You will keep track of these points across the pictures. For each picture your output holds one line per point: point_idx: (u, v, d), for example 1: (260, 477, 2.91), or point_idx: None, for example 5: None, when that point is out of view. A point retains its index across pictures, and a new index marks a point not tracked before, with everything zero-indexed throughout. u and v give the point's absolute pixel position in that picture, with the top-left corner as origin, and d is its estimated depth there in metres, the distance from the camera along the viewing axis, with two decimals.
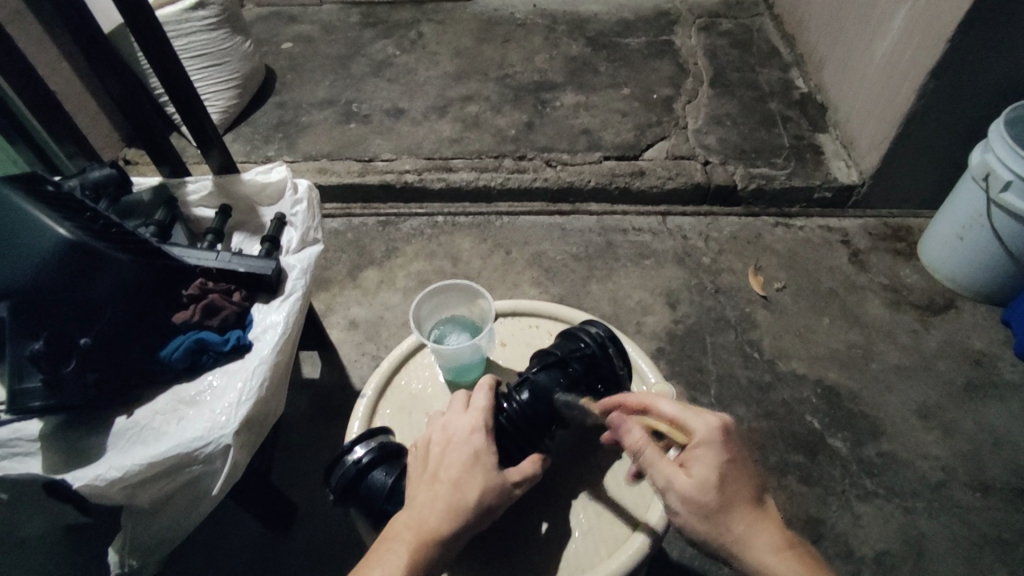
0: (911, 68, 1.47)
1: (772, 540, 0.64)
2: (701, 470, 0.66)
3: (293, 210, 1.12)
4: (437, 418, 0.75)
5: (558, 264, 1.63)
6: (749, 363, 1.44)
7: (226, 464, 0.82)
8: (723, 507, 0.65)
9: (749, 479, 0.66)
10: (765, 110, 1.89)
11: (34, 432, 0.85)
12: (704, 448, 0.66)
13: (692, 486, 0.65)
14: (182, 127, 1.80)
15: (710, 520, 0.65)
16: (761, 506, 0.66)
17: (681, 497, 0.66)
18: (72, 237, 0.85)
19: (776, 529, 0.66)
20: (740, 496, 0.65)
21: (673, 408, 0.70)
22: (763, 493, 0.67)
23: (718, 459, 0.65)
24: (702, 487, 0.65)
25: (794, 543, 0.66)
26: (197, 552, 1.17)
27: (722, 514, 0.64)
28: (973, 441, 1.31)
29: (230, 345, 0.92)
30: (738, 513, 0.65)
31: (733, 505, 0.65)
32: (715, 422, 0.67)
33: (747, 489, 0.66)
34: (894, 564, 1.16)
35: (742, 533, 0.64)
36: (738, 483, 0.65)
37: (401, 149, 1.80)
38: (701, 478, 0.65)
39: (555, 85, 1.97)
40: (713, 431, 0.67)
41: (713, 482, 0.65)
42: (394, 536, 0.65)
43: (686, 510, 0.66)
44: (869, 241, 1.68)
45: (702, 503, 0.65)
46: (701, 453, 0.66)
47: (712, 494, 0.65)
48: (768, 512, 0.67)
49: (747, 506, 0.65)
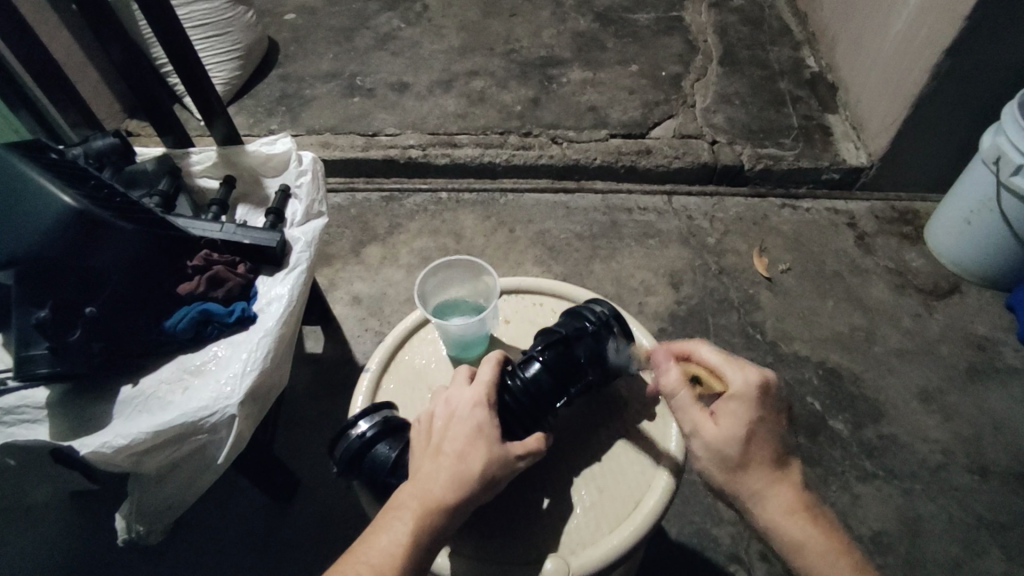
0: (924, 49, 1.44)
1: (785, 502, 0.66)
2: (728, 424, 0.68)
3: (298, 181, 1.11)
4: (439, 393, 0.75)
5: (562, 242, 1.62)
6: (751, 344, 1.44)
7: (231, 434, 0.83)
8: (744, 461, 0.67)
9: (777, 440, 0.68)
10: (774, 89, 1.86)
11: (41, 400, 0.86)
12: (738, 401, 0.68)
13: (717, 436, 0.68)
14: (184, 99, 1.77)
15: (729, 472, 0.67)
16: (785, 466, 0.68)
17: (706, 445, 0.69)
18: (77, 206, 0.85)
19: (794, 489, 0.67)
20: (763, 454, 0.67)
21: (717, 359, 0.72)
22: (788, 454, 0.68)
23: (747, 416, 0.67)
24: (725, 439, 0.67)
25: (810, 506, 0.67)
26: (202, 521, 1.18)
27: (742, 468, 0.67)
28: (973, 424, 1.32)
29: (235, 317, 0.92)
30: (756, 469, 0.67)
31: (753, 461, 0.67)
32: (754, 378, 0.69)
33: (771, 448, 0.67)
34: (890, 544, 1.18)
35: (757, 489, 0.67)
36: (764, 441, 0.67)
37: (405, 124, 1.78)
38: (725, 431, 0.68)
39: (562, 61, 1.94)
40: (749, 387, 0.68)
41: (739, 437, 0.67)
42: (399, 506, 0.66)
43: (707, 458, 0.69)
44: (876, 224, 1.67)
45: (724, 455, 0.67)
46: (733, 406, 0.68)
47: (734, 447, 0.67)
48: (792, 473, 0.68)
49: (769, 466, 0.67)
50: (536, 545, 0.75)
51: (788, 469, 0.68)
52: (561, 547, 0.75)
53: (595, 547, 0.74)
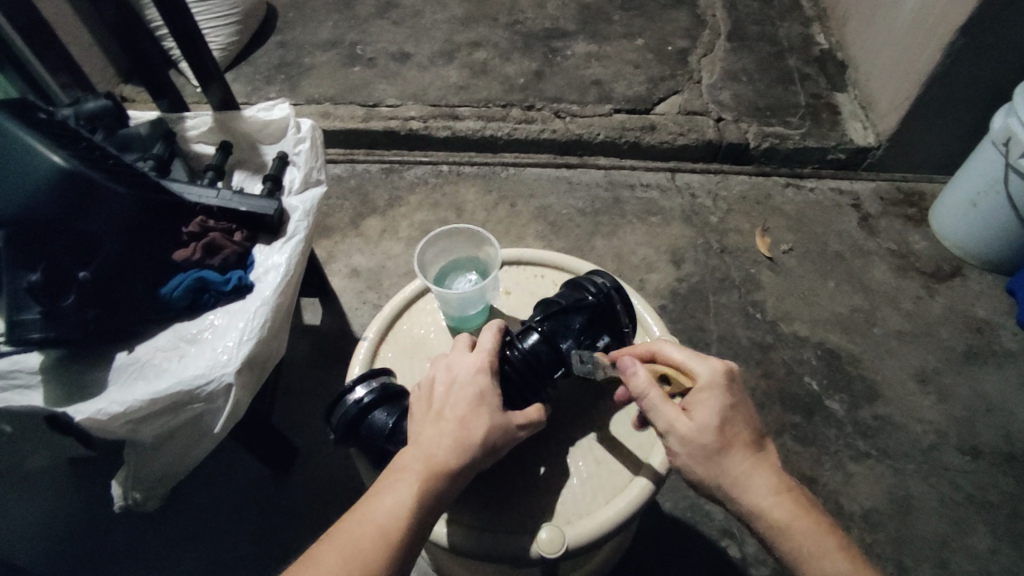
0: (937, 26, 1.41)
1: (770, 482, 0.66)
2: (703, 414, 0.67)
3: (297, 149, 1.08)
4: (440, 359, 0.74)
5: (563, 218, 1.60)
6: (751, 324, 1.43)
7: (228, 403, 0.82)
8: (723, 447, 0.66)
9: (750, 425, 0.68)
10: (782, 66, 1.83)
11: (34, 365, 0.85)
12: (710, 392, 0.68)
13: (693, 428, 0.67)
14: (181, 64, 1.73)
15: (709, 461, 0.67)
16: (761, 449, 0.68)
17: (682, 440, 0.67)
18: (68, 166, 0.83)
19: (774, 471, 0.67)
20: (739, 439, 0.67)
21: (681, 354, 0.72)
22: (763, 438, 0.69)
23: (721, 403, 0.68)
24: (701, 429, 0.67)
25: (792, 486, 0.67)
26: (198, 489, 1.19)
27: (722, 454, 0.66)
28: (968, 407, 1.32)
29: (232, 285, 0.90)
30: (737, 454, 0.67)
31: (733, 446, 0.67)
32: (720, 366, 0.69)
33: (746, 433, 0.68)
34: (881, 522, 1.18)
35: (739, 475, 0.66)
36: (739, 426, 0.68)
37: (406, 94, 1.74)
38: (701, 421, 0.67)
39: (567, 33, 1.89)
40: (719, 376, 0.69)
41: (714, 424, 0.67)
42: (402, 468, 0.65)
43: (684, 452, 0.68)
44: (880, 205, 1.65)
45: (703, 445, 0.67)
46: (705, 397, 0.68)
47: (711, 436, 0.67)
48: (768, 455, 0.68)
49: (746, 452, 0.67)
50: (531, 515, 0.75)
51: (762, 452, 0.68)
52: (557, 516, 0.75)
53: (591, 518, 0.74)
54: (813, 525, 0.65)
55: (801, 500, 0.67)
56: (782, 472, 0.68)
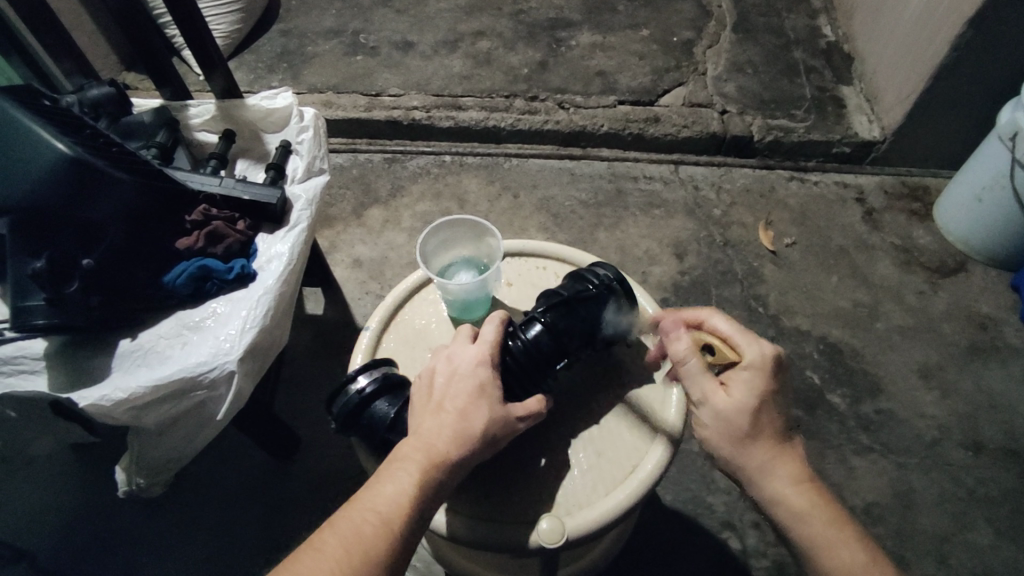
0: (945, 20, 1.40)
1: (792, 472, 0.67)
2: (740, 393, 0.68)
3: (299, 137, 1.08)
4: (441, 350, 0.74)
5: (566, 209, 1.60)
6: (753, 317, 1.43)
7: (231, 390, 0.82)
8: (753, 434, 0.67)
9: (781, 416, 0.68)
10: (788, 58, 1.81)
11: (39, 351, 0.85)
12: (751, 373, 0.68)
13: (729, 405, 0.67)
14: (183, 52, 1.72)
15: (736, 445, 0.67)
16: (787, 440, 0.68)
17: (715, 413, 0.68)
18: (71, 154, 0.83)
19: (796, 462, 0.68)
20: (769, 428, 0.67)
21: (730, 329, 0.72)
22: (791, 430, 0.69)
23: (761, 387, 0.67)
24: (737, 408, 0.67)
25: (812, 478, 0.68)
26: (202, 476, 1.20)
27: (749, 440, 0.67)
28: (970, 402, 1.32)
29: (235, 274, 0.91)
30: (763, 443, 0.67)
31: (762, 434, 0.67)
32: (768, 351, 0.69)
33: (777, 424, 0.68)
34: (881, 515, 1.19)
35: (763, 464, 0.67)
36: (772, 416, 0.67)
37: (409, 84, 1.73)
38: (738, 400, 0.67)
39: (571, 23, 1.88)
40: (764, 359, 0.68)
41: (751, 406, 0.67)
42: (402, 458, 0.66)
43: (715, 427, 0.68)
44: (885, 199, 1.64)
45: (736, 426, 0.67)
46: (746, 378, 0.68)
47: (746, 419, 0.67)
48: (792, 447, 0.68)
49: (773, 441, 0.67)
50: (531, 505, 0.75)
51: (789, 444, 0.69)
52: (556, 507, 0.75)
53: (591, 509, 0.74)
54: (826, 514, 0.66)
55: (821, 490, 0.68)
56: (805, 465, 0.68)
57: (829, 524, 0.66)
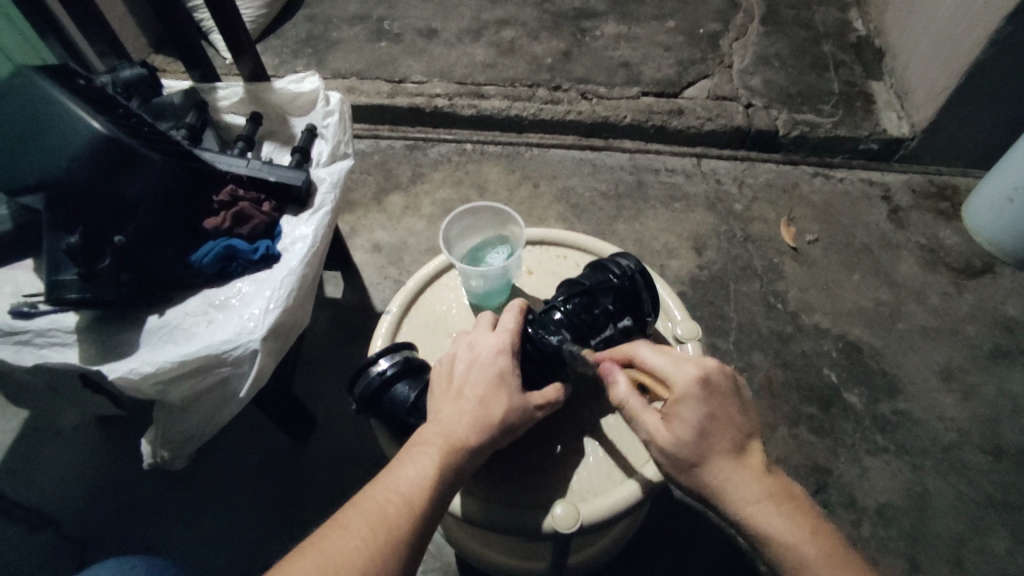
0: (982, 15, 1.37)
1: (755, 491, 0.65)
2: (680, 426, 0.66)
3: (325, 121, 1.09)
4: (462, 337, 0.75)
5: (586, 201, 1.60)
6: (772, 313, 1.42)
7: (253, 367, 0.84)
8: (701, 461, 0.66)
9: (733, 433, 0.66)
10: (817, 52, 1.78)
11: (70, 325, 0.87)
12: (684, 403, 0.66)
13: (672, 441, 0.66)
14: (211, 35, 1.75)
15: (690, 475, 0.67)
16: (745, 456, 0.67)
17: (662, 452, 0.68)
18: (106, 131, 0.84)
19: (759, 478, 0.66)
20: (721, 448, 0.66)
21: (655, 358, 0.70)
22: (747, 443, 0.67)
23: (698, 414, 0.66)
24: (679, 443, 0.66)
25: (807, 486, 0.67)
26: (221, 453, 1.22)
27: (701, 469, 0.66)
28: (991, 406, 1.30)
29: (260, 255, 0.93)
30: (719, 466, 0.65)
31: (714, 459, 0.66)
32: (696, 374, 0.66)
33: (729, 442, 0.66)
34: (895, 516, 1.18)
35: (723, 486, 0.65)
36: (719, 436, 0.66)
37: (433, 71, 1.74)
38: (679, 434, 0.66)
39: (596, 13, 1.87)
40: (693, 385, 0.66)
41: (692, 437, 0.66)
42: (423, 441, 0.67)
43: (666, 463, 0.68)
44: (912, 198, 1.61)
45: (682, 459, 0.66)
46: (683, 408, 0.66)
47: (689, 450, 0.66)
48: (753, 462, 0.67)
49: (728, 458, 0.66)
50: (546, 490, 0.76)
51: (749, 460, 0.67)
52: (571, 494, 0.76)
53: (606, 496, 0.75)
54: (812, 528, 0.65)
55: (797, 503, 0.66)
56: (766, 476, 0.66)
57: (802, 541, 0.64)
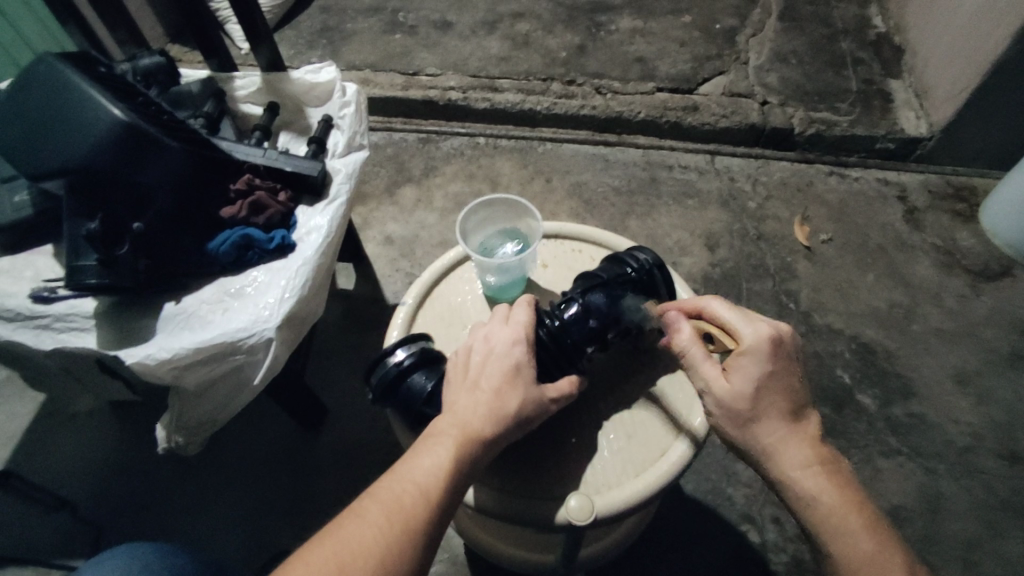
0: (1005, 14, 1.35)
1: (804, 456, 0.65)
2: (738, 380, 0.66)
3: (342, 112, 1.09)
4: (477, 329, 0.75)
5: (598, 196, 1.59)
6: (783, 313, 1.42)
7: (268, 356, 0.85)
8: (754, 417, 0.66)
9: (792, 394, 0.66)
10: (834, 49, 1.76)
11: (89, 310, 0.88)
12: (750, 357, 0.66)
13: (729, 392, 0.66)
14: (227, 25, 1.75)
15: (741, 428, 0.67)
16: (800, 421, 0.66)
17: (718, 402, 0.68)
18: (127, 119, 0.84)
19: (809, 446, 0.65)
20: (775, 408, 0.65)
21: (728, 314, 0.69)
22: (804, 409, 0.66)
23: (759, 372, 0.65)
24: (736, 396, 0.66)
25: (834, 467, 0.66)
26: (232, 440, 1.24)
27: (754, 423, 0.66)
28: (1007, 409, 1.29)
29: (275, 244, 0.93)
30: (769, 424, 0.65)
31: (765, 417, 0.65)
32: (766, 332, 0.66)
33: (785, 403, 0.65)
34: (907, 518, 1.18)
35: (770, 445, 0.65)
36: (778, 395, 0.65)
37: (447, 64, 1.73)
38: (737, 388, 0.66)
39: (611, 7, 1.85)
40: (764, 342, 0.65)
41: (749, 392, 0.65)
42: (438, 433, 0.67)
43: (719, 414, 0.68)
44: (929, 198, 1.59)
45: (734, 410, 0.66)
46: (746, 363, 0.66)
47: (744, 403, 0.66)
48: (806, 427, 0.66)
49: (782, 418, 0.65)
50: (559, 483, 0.76)
51: (804, 425, 0.66)
52: (585, 486, 0.76)
53: (619, 490, 0.75)
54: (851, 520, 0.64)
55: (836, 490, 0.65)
56: (820, 444, 0.66)
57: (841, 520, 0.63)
